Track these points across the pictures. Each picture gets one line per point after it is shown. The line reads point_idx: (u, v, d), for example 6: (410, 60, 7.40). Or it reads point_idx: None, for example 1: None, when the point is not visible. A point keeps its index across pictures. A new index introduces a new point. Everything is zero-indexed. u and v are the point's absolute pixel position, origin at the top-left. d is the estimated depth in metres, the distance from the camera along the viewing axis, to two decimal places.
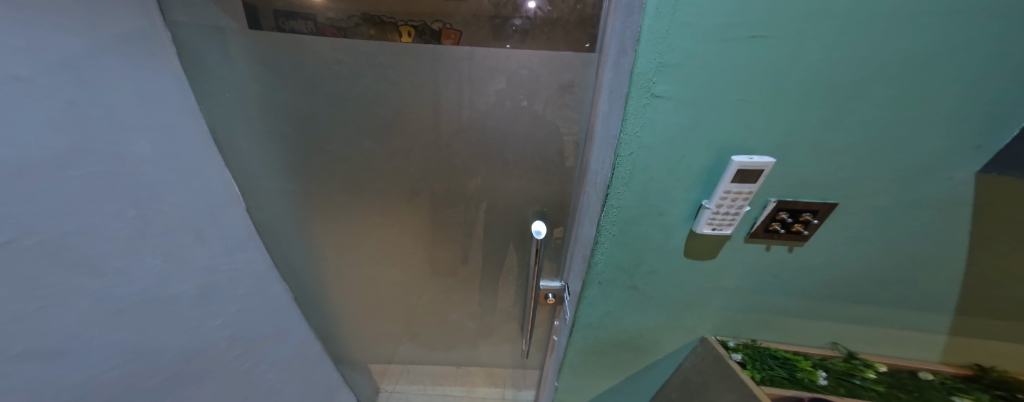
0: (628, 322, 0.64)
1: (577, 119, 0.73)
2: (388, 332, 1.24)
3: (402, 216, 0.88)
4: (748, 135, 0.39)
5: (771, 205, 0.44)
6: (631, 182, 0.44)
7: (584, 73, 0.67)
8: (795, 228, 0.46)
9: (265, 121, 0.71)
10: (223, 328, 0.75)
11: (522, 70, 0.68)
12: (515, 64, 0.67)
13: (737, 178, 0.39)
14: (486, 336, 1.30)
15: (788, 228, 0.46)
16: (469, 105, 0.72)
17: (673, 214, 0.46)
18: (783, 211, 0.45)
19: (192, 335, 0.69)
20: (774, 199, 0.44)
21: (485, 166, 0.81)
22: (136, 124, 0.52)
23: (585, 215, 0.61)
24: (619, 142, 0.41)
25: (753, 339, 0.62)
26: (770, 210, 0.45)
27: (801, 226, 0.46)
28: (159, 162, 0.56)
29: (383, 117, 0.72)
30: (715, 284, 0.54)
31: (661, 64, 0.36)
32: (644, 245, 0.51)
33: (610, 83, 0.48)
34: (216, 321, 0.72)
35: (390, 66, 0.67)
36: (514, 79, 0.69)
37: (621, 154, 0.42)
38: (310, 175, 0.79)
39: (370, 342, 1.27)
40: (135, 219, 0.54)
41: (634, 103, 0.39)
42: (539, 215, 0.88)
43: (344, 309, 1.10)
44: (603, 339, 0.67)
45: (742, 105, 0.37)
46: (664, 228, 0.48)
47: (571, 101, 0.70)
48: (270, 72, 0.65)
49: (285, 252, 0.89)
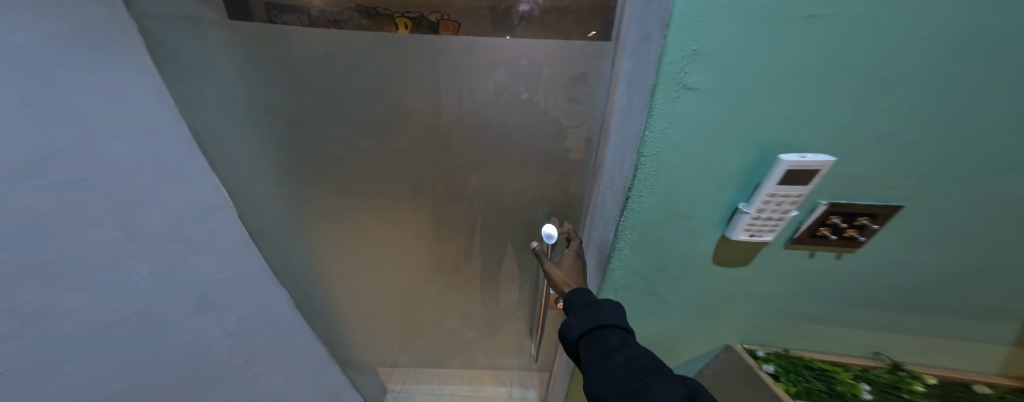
0: (647, 329, 0.61)
1: (589, 115, 0.68)
2: (394, 331, 1.23)
3: (404, 218, 0.85)
4: (793, 129, 0.34)
5: (821, 208, 0.40)
6: (655, 184, 0.41)
7: (596, 64, 0.62)
8: (848, 234, 0.42)
9: (257, 121, 0.67)
10: (224, 337, 0.72)
11: (526, 60, 0.63)
12: (520, 54, 0.62)
13: (785, 179, 0.34)
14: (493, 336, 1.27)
15: (840, 233, 0.42)
16: (472, 100, 0.68)
17: (702, 218, 0.42)
18: (834, 215, 0.41)
19: (192, 345, 0.66)
20: (824, 202, 0.40)
21: (492, 165, 0.77)
22: (110, 127, 0.47)
23: (600, 216, 0.57)
24: (643, 140, 0.38)
25: (785, 348, 0.58)
26: (819, 214, 0.41)
27: (856, 231, 0.42)
28: (140, 167, 0.51)
29: (382, 116, 0.68)
30: (747, 292, 0.51)
31: (696, 52, 0.32)
32: (668, 250, 0.47)
33: (630, 73, 0.44)
34: (216, 331, 0.69)
35: (386, 61, 0.62)
36: (516, 71, 0.64)
37: (645, 154, 0.38)
38: (306, 177, 0.75)
39: (378, 342, 1.26)
40: (114, 230, 0.50)
41: (661, 97, 0.35)
42: (548, 216, 0.86)
43: (348, 310, 1.08)
44: None
45: (789, 97, 0.33)
46: (692, 233, 0.44)
47: (583, 95, 0.66)
48: (260, 70, 0.61)
49: (283, 258, 0.85)
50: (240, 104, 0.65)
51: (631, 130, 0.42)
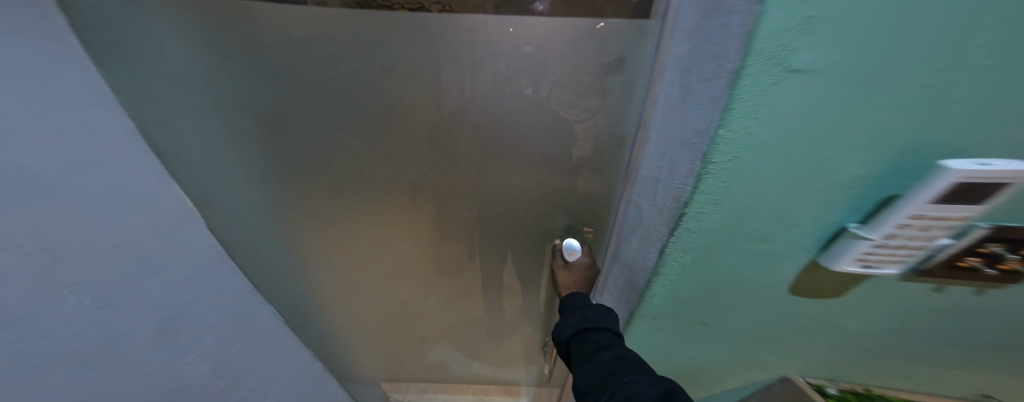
0: (692, 351, 0.54)
1: (621, 111, 0.60)
2: (398, 343, 1.15)
3: (405, 224, 0.78)
4: (956, 125, 0.24)
5: (978, 232, 0.29)
6: (723, 199, 0.32)
7: (636, 47, 0.53)
8: (1007, 266, 0.31)
9: (234, 119, 0.58)
10: (198, 365, 0.61)
11: (528, 47, 0.55)
12: (530, 40, 0.54)
13: (946, 196, 0.24)
14: (501, 345, 1.20)
15: (995, 265, 0.31)
16: (488, 94, 0.60)
17: (783, 239, 0.34)
18: (992, 242, 0.29)
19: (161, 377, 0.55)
20: (986, 225, 0.28)
21: (505, 167, 0.70)
22: (39, 122, 0.37)
23: (643, 231, 0.49)
24: (712, 145, 0.29)
25: (866, 386, 0.55)
26: (974, 241, 0.29)
27: (1020, 262, 0.31)
28: (74, 176, 0.40)
29: (374, 114, 0.60)
30: (829, 321, 0.43)
31: (812, 19, 0.22)
32: (731, 274, 0.39)
33: (686, 58, 0.37)
34: (186, 359, 0.58)
35: (385, 49, 0.54)
36: (517, 61, 0.57)
37: (713, 159, 0.30)
38: (296, 179, 0.67)
39: (382, 353, 1.18)
40: (39, 253, 0.37)
41: (747, 86, 0.26)
42: (567, 226, 0.80)
43: (346, 322, 1.00)
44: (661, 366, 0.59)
45: (957, 78, 0.22)
46: (766, 257, 0.36)
47: (615, 86, 0.58)
48: (239, 61, 0.53)
49: (268, 272, 0.76)
50: (215, 100, 0.56)
51: (684, 127, 0.36)
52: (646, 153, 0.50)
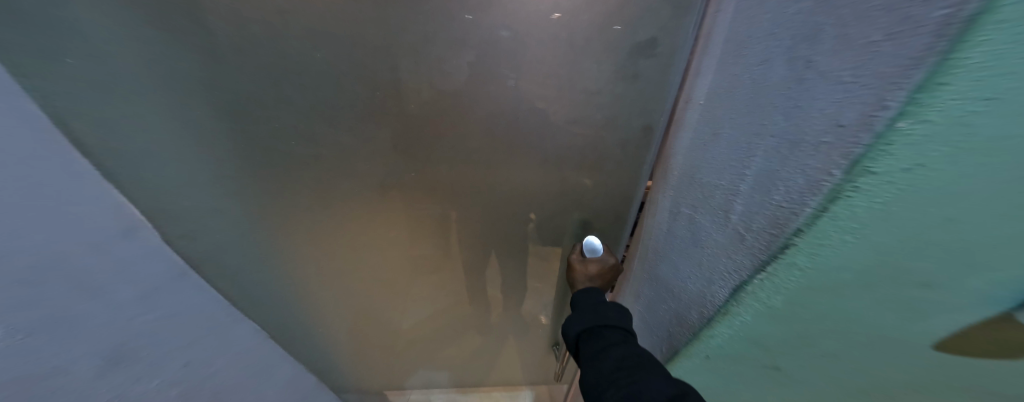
0: (775, 389, 0.46)
1: (651, 97, 0.52)
2: (399, 355, 1.06)
3: (407, 228, 0.69)
4: None
5: None
6: (883, 232, 0.22)
7: (676, 23, 0.45)
8: None
9: (198, 106, 0.49)
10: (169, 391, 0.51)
11: (532, 28, 0.46)
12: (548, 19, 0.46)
13: None
14: (510, 353, 1.12)
15: None
16: (499, 82, 0.51)
17: (983, 289, 0.23)
18: None
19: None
20: None
21: (521, 163, 0.60)
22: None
23: (721, 263, 0.38)
24: (883, 148, 0.19)
25: None
26: None
27: None
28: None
29: (366, 98, 0.51)
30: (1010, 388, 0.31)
31: None
32: (861, 318, 0.29)
33: (780, 17, 0.27)
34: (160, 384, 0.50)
35: (374, 22, 0.45)
36: (516, 44, 0.47)
37: (873, 169, 0.20)
38: (273, 180, 0.58)
39: (381, 368, 1.09)
40: None
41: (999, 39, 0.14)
42: (581, 224, 0.70)
43: (340, 337, 0.90)
44: (726, 393, 0.52)
45: None
46: (935, 307, 0.25)
47: (646, 70, 0.49)
48: (193, 42, 0.44)
49: (246, 284, 0.68)
50: (174, 82, 0.47)
51: (796, 113, 0.25)
52: (705, 147, 0.40)
